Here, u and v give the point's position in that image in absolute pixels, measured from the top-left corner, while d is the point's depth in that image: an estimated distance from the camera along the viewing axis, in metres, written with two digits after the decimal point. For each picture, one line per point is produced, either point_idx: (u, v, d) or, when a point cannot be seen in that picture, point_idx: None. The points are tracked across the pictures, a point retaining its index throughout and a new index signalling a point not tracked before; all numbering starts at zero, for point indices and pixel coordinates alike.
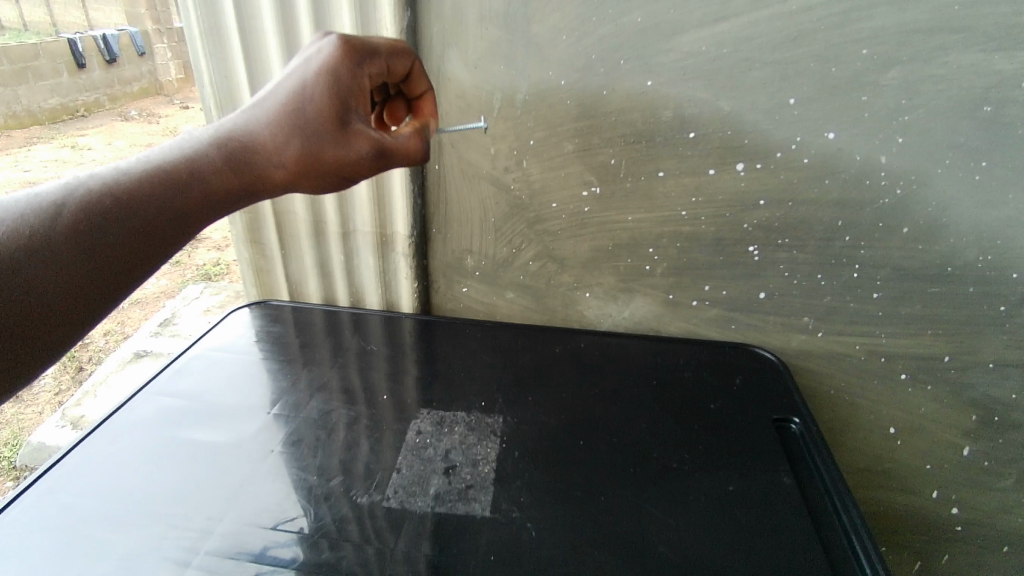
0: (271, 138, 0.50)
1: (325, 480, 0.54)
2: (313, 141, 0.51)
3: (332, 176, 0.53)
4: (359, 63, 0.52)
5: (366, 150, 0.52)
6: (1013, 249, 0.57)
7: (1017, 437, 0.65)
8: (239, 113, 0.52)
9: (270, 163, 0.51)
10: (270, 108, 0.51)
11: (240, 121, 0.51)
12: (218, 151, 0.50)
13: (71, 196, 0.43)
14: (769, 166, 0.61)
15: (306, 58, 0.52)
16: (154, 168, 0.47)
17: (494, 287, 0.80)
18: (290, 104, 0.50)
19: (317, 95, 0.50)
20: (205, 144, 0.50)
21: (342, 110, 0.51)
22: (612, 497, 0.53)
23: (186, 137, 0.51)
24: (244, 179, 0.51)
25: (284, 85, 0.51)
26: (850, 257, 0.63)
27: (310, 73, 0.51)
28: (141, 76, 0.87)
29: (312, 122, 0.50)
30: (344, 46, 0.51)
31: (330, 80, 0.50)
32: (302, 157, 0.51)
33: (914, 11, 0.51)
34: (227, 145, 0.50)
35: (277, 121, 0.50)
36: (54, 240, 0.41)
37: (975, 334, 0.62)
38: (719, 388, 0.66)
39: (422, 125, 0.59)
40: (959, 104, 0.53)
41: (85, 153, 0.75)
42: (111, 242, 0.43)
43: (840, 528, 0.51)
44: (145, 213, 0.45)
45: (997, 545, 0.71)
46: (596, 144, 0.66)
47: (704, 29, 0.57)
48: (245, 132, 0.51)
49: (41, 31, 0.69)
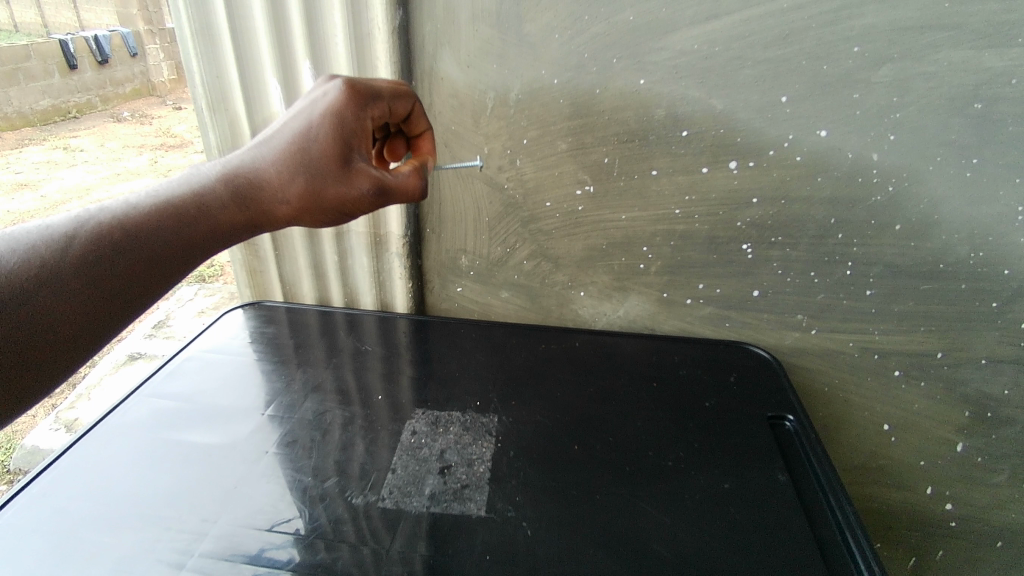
0: (275, 176, 0.51)
1: (320, 481, 0.54)
2: (316, 180, 0.51)
3: (334, 214, 0.53)
4: (363, 106, 0.53)
5: (367, 189, 0.52)
6: (1004, 245, 0.57)
7: (1010, 432, 0.65)
8: (246, 150, 0.53)
9: (273, 200, 0.52)
10: (275, 147, 0.52)
11: (246, 159, 0.52)
12: (225, 188, 0.51)
13: (79, 229, 0.44)
14: (761, 164, 0.61)
15: (312, 101, 0.53)
16: (159, 204, 0.48)
17: (489, 286, 0.80)
18: (295, 144, 0.51)
19: (321, 136, 0.51)
20: (211, 181, 0.51)
21: (345, 150, 0.52)
22: (607, 495, 0.53)
23: (193, 173, 0.52)
24: (248, 216, 0.52)
25: (289, 126, 0.52)
26: (843, 255, 0.63)
27: (315, 115, 0.52)
28: (134, 77, 0.84)
29: (315, 161, 0.51)
30: (350, 91, 0.53)
31: (334, 123, 0.51)
32: (305, 196, 0.52)
33: (905, 9, 0.51)
34: (232, 183, 0.51)
35: (281, 160, 0.51)
36: (59, 273, 0.41)
37: (967, 331, 0.62)
38: (713, 386, 0.67)
39: (423, 162, 0.60)
40: (950, 101, 0.53)
41: (77, 155, 0.76)
42: (114, 276, 0.44)
43: (835, 525, 0.52)
44: (149, 248, 0.46)
45: (991, 541, 0.72)
46: (589, 143, 0.66)
47: (696, 27, 0.57)
48: (250, 170, 0.52)
49: (32, 32, 0.69)
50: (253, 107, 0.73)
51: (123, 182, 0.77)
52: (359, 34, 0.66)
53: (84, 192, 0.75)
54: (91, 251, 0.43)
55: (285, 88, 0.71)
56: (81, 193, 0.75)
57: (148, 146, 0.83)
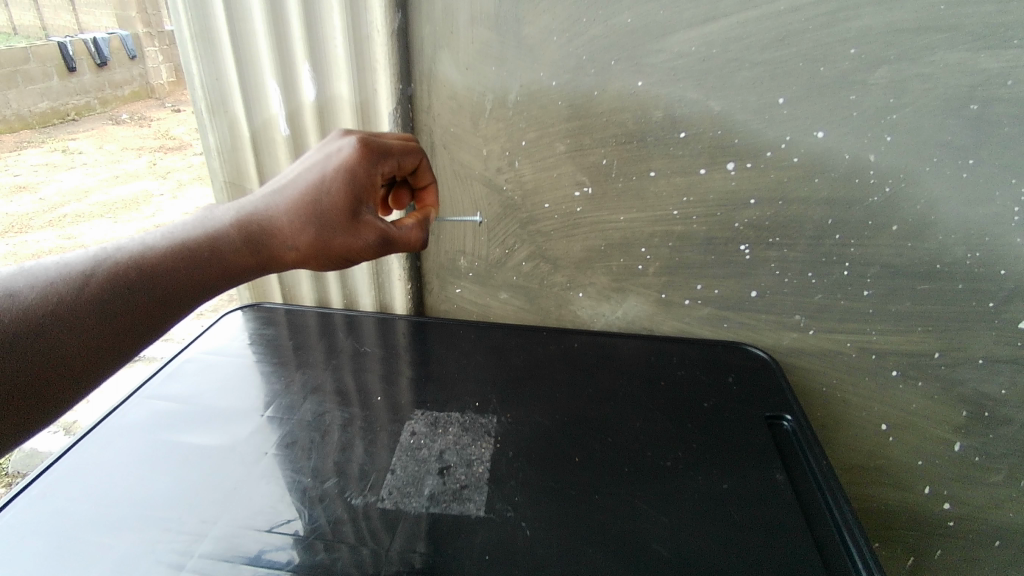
0: (287, 224, 0.52)
1: (319, 482, 0.54)
2: (325, 230, 0.53)
3: (338, 262, 0.55)
4: (374, 162, 0.55)
5: (372, 243, 0.54)
6: (1000, 246, 0.57)
7: (1007, 432, 0.65)
8: (259, 195, 0.54)
9: (283, 246, 0.53)
10: (288, 195, 0.53)
11: (259, 205, 0.53)
12: (238, 231, 0.51)
13: (96, 266, 0.44)
14: (759, 165, 0.62)
15: (326, 154, 0.55)
16: (173, 245, 0.48)
17: (487, 288, 0.81)
18: (307, 194, 0.52)
19: (334, 189, 0.53)
20: (225, 224, 0.51)
21: (356, 202, 0.54)
22: (606, 496, 0.53)
23: (206, 214, 0.53)
24: (257, 260, 0.52)
25: (302, 177, 0.54)
26: (841, 255, 0.64)
27: (329, 168, 0.53)
28: (132, 79, 0.77)
29: (326, 212, 0.52)
30: (362, 147, 0.54)
31: (347, 177, 0.53)
32: (315, 245, 0.53)
33: (901, 11, 0.52)
34: (245, 227, 0.51)
35: (294, 209, 0.52)
36: (74, 312, 0.41)
37: (965, 331, 0.62)
38: (711, 387, 0.67)
39: (424, 216, 0.62)
40: (945, 102, 0.54)
41: (76, 158, 0.72)
42: (125, 317, 0.44)
43: (833, 523, 0.52)
44: (161, 289, 0.46)
45: (989, 540, 0.72)
46: (588, 144, 0.66)
47: (693, 30, 0.58)
48: (263, 215, 0.52)
49: (30, 35, 0.64)
50: (252, 109, 0.74)
51: (122, 188, 0.77)
52: (358, 37, 0.67)
53: (83, 194, 0.74)
54: (106, 290, 0.43)
55: (284, 90, 0.71)
56: (79, 195, 0.73)
57: (148, 148, 0.79)
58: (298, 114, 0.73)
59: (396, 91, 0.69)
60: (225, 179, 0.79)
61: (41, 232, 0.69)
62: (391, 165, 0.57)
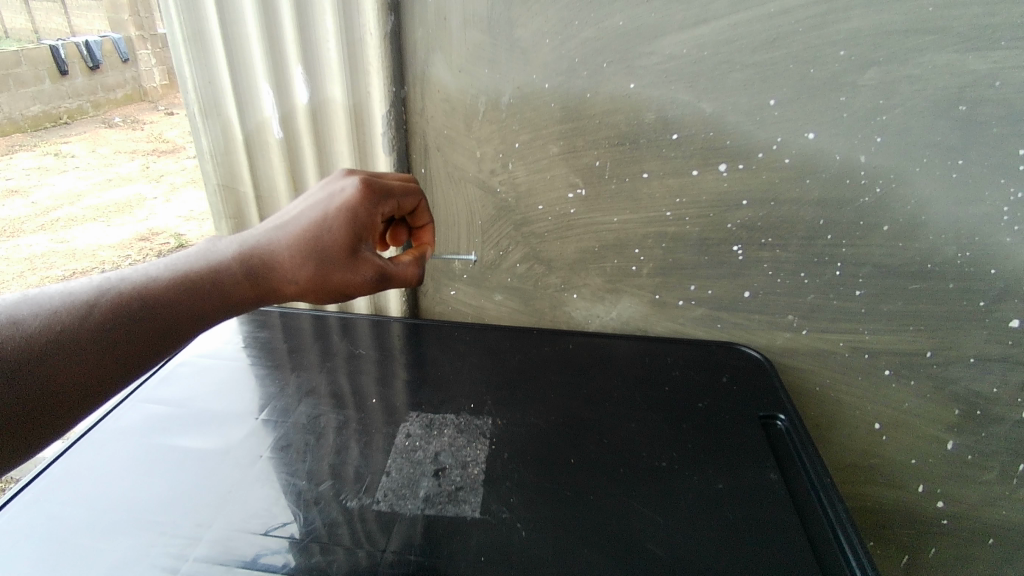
0: (288, 259, 0.52)
1: (314, 484, 0.54)
2: (326, 266, 0.52)
3: (336, 298, 0.54)
4: (375, 202, 0.56)
5: (370, 281, 0.54)
6: (989, 246, 0.58)
7: (998, 430, 0.66)
8: (262, 230, 0.54)
9: (283, 281, 0.52)
10: (290, 231, 0.53)
11: (261, 238, 0.53)
12: (240, 264, 0.51)
13: (99, 296, 0.43)
14: (751, 166, 0.62)
15: (329, 193, 0.55)
16: (176, 277, 0.48)
17: (482, 289, 0.81)
18: (309, 231, 0.52)
19: (335, 228, 0.53)
20: (227, 257, 0.51)
21: (355, 240, 0.54)
22: (601, 497, 0.53)
23: (209, 246, 0.52)
24: (257, 294, 0.51)
25: (305, 214, 0.54)
26: (833, 255, 0.64)
27: (331, 207, 0.54)
28: (125, 82, 0.75)
29: (327, 249, 0.52)
30: (364, 188, 0.55)
31: (348, 217, 0.53)
32: (314, 281, 0.52)
33: (889, 13, 0.52)
34: (247, 261, 0.51)
35: (295, 245, 0.52)
36: (75, 343, 0.41)
37: (956, 330, 0.63)
38: (706, 387, 0.67)
39: (421, 253, 0.62)
40: (935, 103, 0.54)
41: (69, 161, 0.70)
42: (125, 348, 0.43)
43: (826, 521, 0.52)
44: (162, 320, 0.45)
45: (982, 537, 0.72)
46: (581, 145, 0.66)
47: (684, 32, 0.58)
48: (265, 249, 0.52)
49: (23, 38, 0.64)
50: (245, 112, 0.74)
51: (115, 191, 0.75)
52: (351, 40, 0.67)
53: (76, 198, 0.71)
54: (107, 320, 0.42)
55: (277, 93, 0.71)
56: (72, 199, 0.71)
57: (141, 151, 0.78)
58: (291, 117, 0.73)
59: (390, 93, 0.69)
60: (218, 182, 0.79)
61: (34, 235, 0.68)
62: (391, 206, 0.57)
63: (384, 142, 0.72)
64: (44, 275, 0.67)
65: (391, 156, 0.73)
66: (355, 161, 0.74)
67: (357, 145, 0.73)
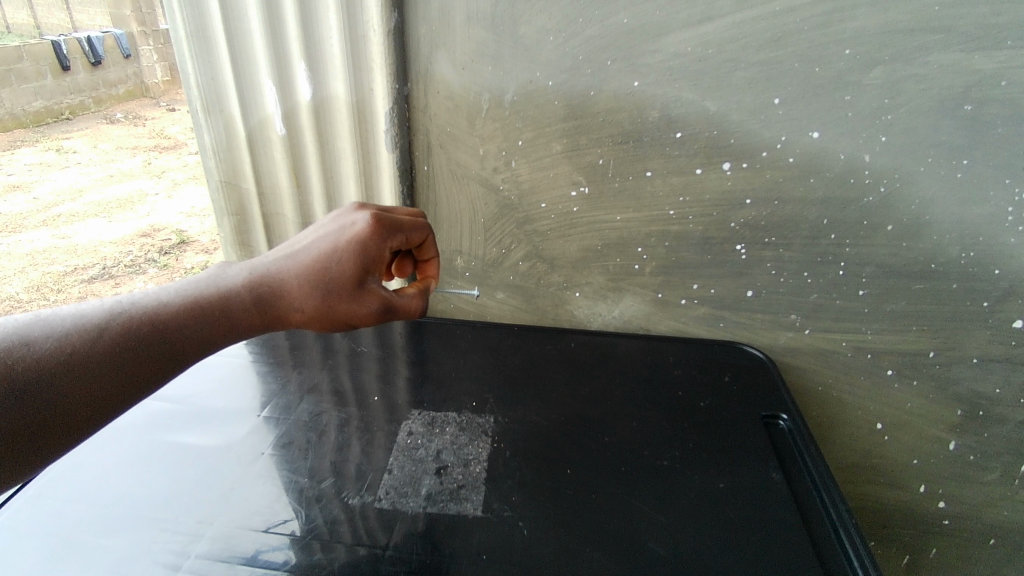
0: (295, 288, 0.52)
1: (316, 482, 0.54)
2: (331, 296, 0.53)
3: (340, 328, 0.54)
4: (384, 236, 0.56)
5: (374, 313, 0.54)
6: (994, 247, 0.57)
7: (1001, 431, 0.66)
8: (272, 259, 0.54)
9: (290, 309, 0.52)
10: (299, 261, 0.53)
11: (271, 267, 0.53)
12: (248, 291, 0.51)
13: (111, 318, 0.44)
14: (755, 165, 0.62)
15: (339, 226, 0.55)
16: (187, 302, 0.48)
17: (484, 288, 0.81)
18: (317, 261, 0.53)
19: (344, 259, 0.53)
20: (237, 284, 0.51)
21: (363, 272, 0.54)
22: (602, 495, 0.53)
23: (219, 272, 0.53)
24: (264, 322, 0.51)
25: (315, 246, 0.54)
26: (836, 255, 0.64)
27: (341, 239, 0.54)
28: (127, 78, 0.72)
29: (334, 280, 0.53)
30: (374, 221, 0.55)
31: (357, 250, 0.53)
32: (321, 311, 0.53)
33: (895, 12, 0.52)
34: (256, 289, 0.51)
35: (303, 275, 0.52)
36: (83, 365, 0.40)
37: (959, 330, 0.63)
38: (708, 386, 0.67)
39: (426, 286, 0.62)
40: (939, 103, 0.54)
41: (70, 157, 0.67)
42: (131, 372, 0.43)
43: (828, 521, 0.52)
44: (169, 345, 0.45)
45: (984, 538, 0.72)
46: (584, 143, 0.66)
47: (689, 30, 0.58)
48: (274, 278, 0.52)
49: (24, 34, 0.61)
50: (248, 109, 0.74)
51: (116, 187, 0.72)
52: (354, 38, 0.67)
53: (77, 194, 0.68)
54: (117, 343, 0.42)
55: (279, 88, 0.71)
56: (73, 194, 0.68)
57: (143, 147, 0.75)
58: (294, 114, 0.73)
59: (393, 91, 0.69)
60: (221, 178, 0.79)
61: (36, 231, 0.65)
62: (399, 241, 0.57)
63: (387, 140, 0.72)
64: (46, 272, 0.65)
65: (394, 154, 0.73)
66: (358, 159, 0.74)
67: (360, 143, 0.73)
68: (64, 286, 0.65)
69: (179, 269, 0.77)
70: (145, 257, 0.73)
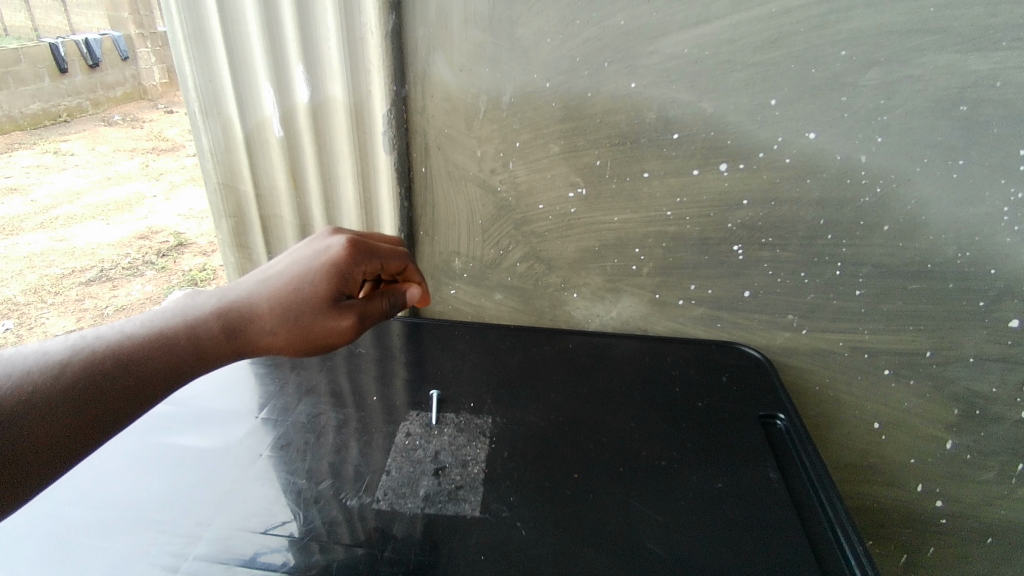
0: (266, 312, 0.51)
1: (314, 483, 0.54)
2: (306, 318, 0.52)
3: (316, 350, 0.53)
4: (359, 259, 0.56)
5: (348, 332, 0.53)
6: (989, 246, 0.58)
7: (998, 429, 0.66)
8: (243, 284, 0.54)
9: (262, 334, 0.51)
10: (271, 285, 0.53)
11: (242, 293, 0.53)
12: (218, 319, 0.50)
13: (74, 355, 0.43)
14: (751, 166, 0.62)
15: (314, 250, 0.56)
16: (152, 333, 0.47)
17: (482, 289, 0.81)
18: (289, 285, 0.52)
19: (318, 281, 0.53)
20: (206, 312, 0.51)
21: (338, 292, 0.54)
22: (601, 495, 0.53)
23: (188, 301, 0.52)
24: (236, 349, 0.50)
25: (287, 270, 0.54)
26: (833, 255, 0.64)
27: (316, 263, 0.54)
28: (124, 81, 0.72)
29: (308, 302, 0.52)
30: (349, 245, 0.55)
31: (331, 272, 0.53)
32: (294, 333, 0.52)
33: (891, 13, 0.52)
34: (225, 316, 0.50)
35: (275, 299, 0.52)
36: (45, 398, 0.40)
37: (956, 330, 0.63)
38: (705, 386, 0.67)
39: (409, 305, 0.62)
40: (934, 104, 0.54)
41: (68, 160, 0.68)
42: (94, 403, 0.42)
43: (826, 521, 0.52)
44: (135, 378, 0.45)
45: (981, 537, 0.73)
46: (582, 145, 0.66)
47: (685, 32, 0.58)
48: (244, 303, 0.52)
49: (22, 36, 0.60)
50: (246, 111, 0.74)
51: (114, 190, 0.72)
52: (352, 40, 0.67)
53: (75, 196, 0.69)
54: (81, 379, 0.42)
55: (277, 91, 0.71)
56: (71, 197, 0.69)
57: (140, 149, 0.76)
58: (292, 116, 0.73)
59: (391, 92, 0.69)
60: (218, 180, 0.79)
61: (33, 234, 0.65)
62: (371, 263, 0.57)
63: (385, 141, 0.72)
64: (44, 275, 0.65)
65: (392, 156, 0.73)
66: (356, 160, 0.74)
67: (358, 144, 0.73)
68: (62, 289, 0.66)
69: (177, 271, 0.77)
70: (143, 259, 0.73)
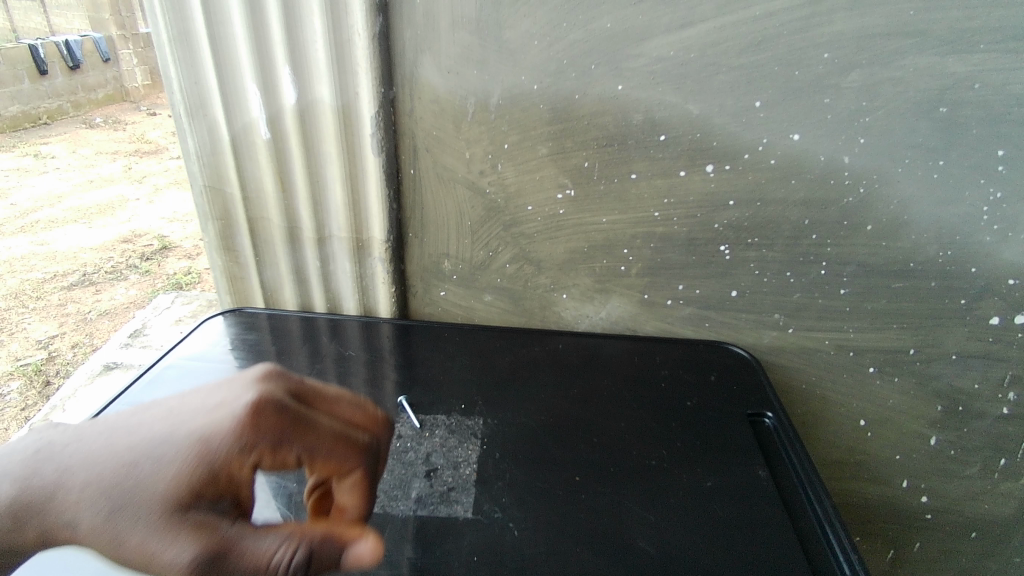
0: (81, 498, 0.37)
1: (304, 488, 0.53)
2: (124, 530, 0.35)
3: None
4: (246, 445, 0.39)
5: (179, 575, 0.33)
6: (970, 245, 0.59)
7: (980, 425, 0.67)
8: (90, 435, 0.41)
9: (68, 527, 0.37)
10: (111, 457, 0.39)
11: (75, 454, 0.40)
12: (24, 493, 0.39)
13: None
14: (737, 167, 0.63)
15: (202, 408, 0.41)
16: None
17: (471, 290, 0.81)
18: (131, 462, 0.38)
19: (168, 469, 0.37)
20: (21, 475, 0.40)
21: (186, 497, 0.36)
22: (592, 495, 0.53)
23: (18, 449, 0.42)
24: (38, 536, 0.38)
25: (154, 429, 0.41)
26: (818, 255, 0.65)
27: (190, 432, 0.39)
28: None
29: (137, 500, 0.36)
30: (239, 418, 0.39)
31: (196, 461, 0.37)
32: (107, 542, 0.36)
33: (871, 17, 0.53)
34: (34, 491, 0.39)
35: (104, 481, 0.38)
36: None
37: (938, 327, 0.64)
38: (694, 385, 0.68)
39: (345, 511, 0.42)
40: (915, 106, 0.55)
41: None
42: None
43: (814, 517, 0.53)
44: None
45: (965, 531, 0.74)
46: (570, 147, 0.67)
47: (671, 34, 0.59)
48: (70, 476, 0.39)
49: None
50: (232, 113, 0.73)
51: None
52: (339, 41, 0.66)
53: None
54: None
55: (264, 93, 0.71)
56: None
57: None
58: (278, 118, 0.72)
59: (379, 94, 0.69)
60: (204, 182, 0.79)
61: None
62: (262, 449, 0.39)
63: (373, 143, 0.72)
64: None
65: (380, 158, 0.72)
66: (344, 163, 0.73)
67: (346, 146, 0.72)
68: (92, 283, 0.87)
69: None
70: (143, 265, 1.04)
